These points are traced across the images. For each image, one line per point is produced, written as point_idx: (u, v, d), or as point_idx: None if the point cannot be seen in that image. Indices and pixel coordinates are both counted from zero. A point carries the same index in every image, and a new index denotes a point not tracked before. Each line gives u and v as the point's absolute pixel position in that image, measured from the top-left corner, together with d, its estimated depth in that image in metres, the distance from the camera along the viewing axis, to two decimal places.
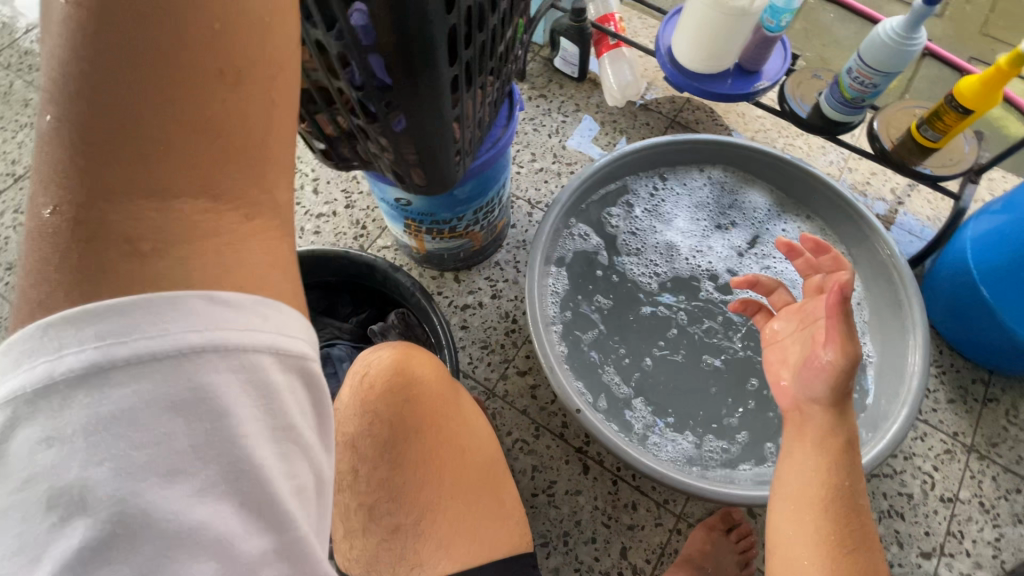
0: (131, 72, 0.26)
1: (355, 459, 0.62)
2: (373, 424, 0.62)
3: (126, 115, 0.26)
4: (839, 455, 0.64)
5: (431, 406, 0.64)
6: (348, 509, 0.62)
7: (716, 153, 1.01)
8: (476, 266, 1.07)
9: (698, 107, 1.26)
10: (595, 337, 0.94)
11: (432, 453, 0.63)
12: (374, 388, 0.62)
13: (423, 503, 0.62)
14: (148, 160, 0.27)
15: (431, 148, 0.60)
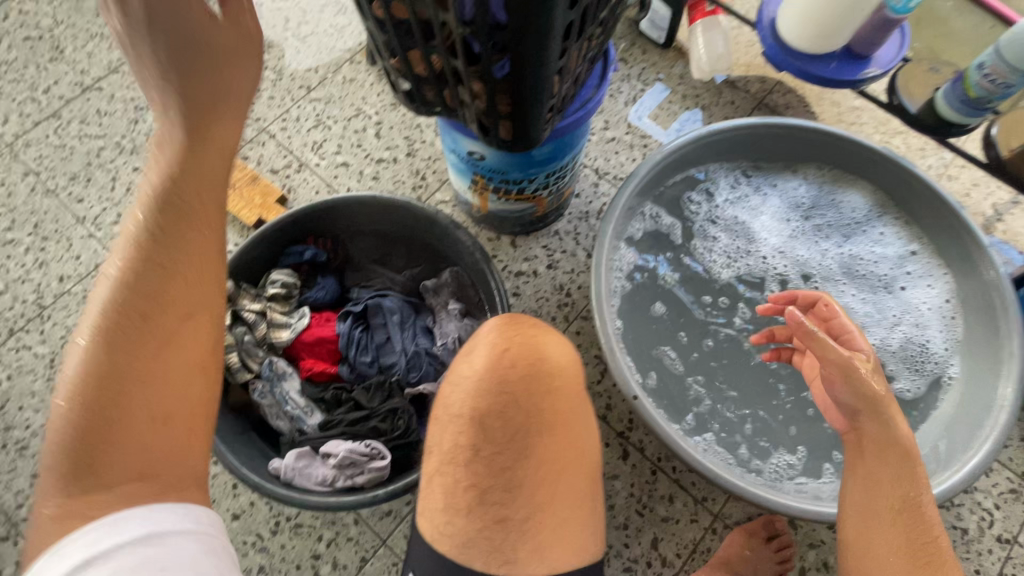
0: (109, 403, 0.42)
1: (477, 437, 0.52)
2: (508, 406, 0.52)
3: (105, 428, 0.42)
4: (899, 463, 0.63)
5: (572, 401, 0.54)
6: (455, 486, 0.52)
7: (817, 147, 0.93)
8: (535, 233, 1.03)
9: (789, 90, 1.16)
10: (654, 321, 0.89)
11: (563, 452, 0.53)
12: (514, 368, 0.54)
13: (538, 499, 0.52)
14: (112, 457, 0.42)
15: (528, 100, 0.55)
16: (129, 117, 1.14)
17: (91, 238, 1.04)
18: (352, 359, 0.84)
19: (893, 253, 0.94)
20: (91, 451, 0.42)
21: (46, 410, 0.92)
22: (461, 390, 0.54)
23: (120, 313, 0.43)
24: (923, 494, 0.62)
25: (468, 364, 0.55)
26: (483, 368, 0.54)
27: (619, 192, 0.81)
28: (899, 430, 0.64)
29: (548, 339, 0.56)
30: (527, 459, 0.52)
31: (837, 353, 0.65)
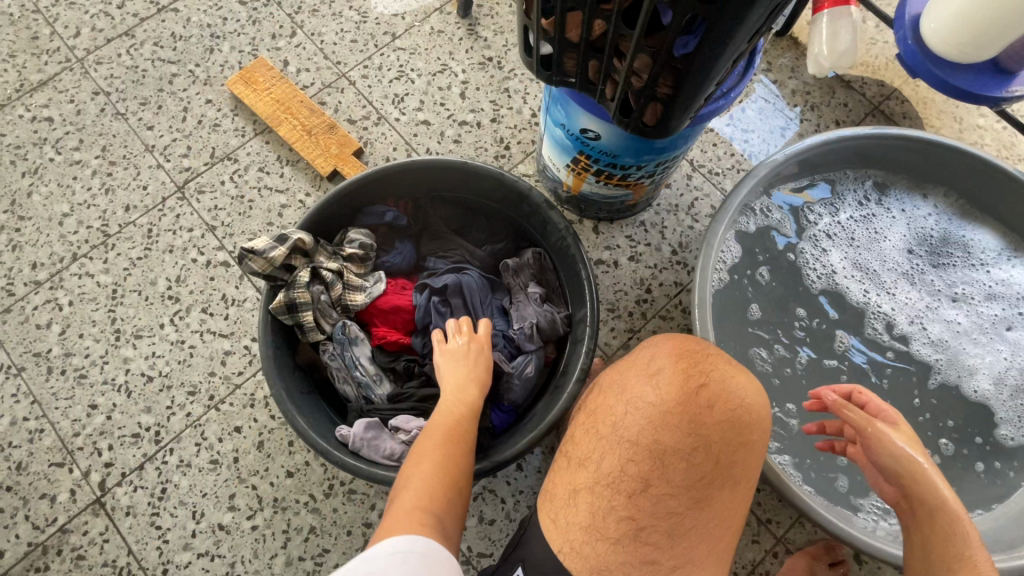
0: (443, 464, 0.60)
1: (654, 471, 0.49)
2: (698, 451, 0.49)
3: (439, 480, 0.59)
4: (947, 527, 0.56)
5: (755, 456, 0.52)
6: (609, 513, 0.50)
7: (950, 167, 0.86)
8: (621, 221, 0.97)
9: (908, 98, 1.07)
10: (744, 331, 0.84)
11: (731, 505, 0.51)
12: (711, 412, 0.50)
13: (692, 549, 0.50)
14: (433, 503, 0.57)
15: (694, 85, 0.49)
16: (204, 45, 1.08)
17: (160, 168, 1.00)
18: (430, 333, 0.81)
19: (1008, 294, 0.88)
20: (433, 500, 0.57)
21: (106, 341, 0.91)
22: (639, 417, 0.51)
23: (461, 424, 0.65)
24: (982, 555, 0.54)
25: (654, 390, 0.51)
26: (672, 401, 0.51)
27: (732, 193, 0.76)
28: (940, 491, 0.58)
29: (740, 378, 0.52)
30: (701, 508, 0.49)
31: (865, 423, 0.65)
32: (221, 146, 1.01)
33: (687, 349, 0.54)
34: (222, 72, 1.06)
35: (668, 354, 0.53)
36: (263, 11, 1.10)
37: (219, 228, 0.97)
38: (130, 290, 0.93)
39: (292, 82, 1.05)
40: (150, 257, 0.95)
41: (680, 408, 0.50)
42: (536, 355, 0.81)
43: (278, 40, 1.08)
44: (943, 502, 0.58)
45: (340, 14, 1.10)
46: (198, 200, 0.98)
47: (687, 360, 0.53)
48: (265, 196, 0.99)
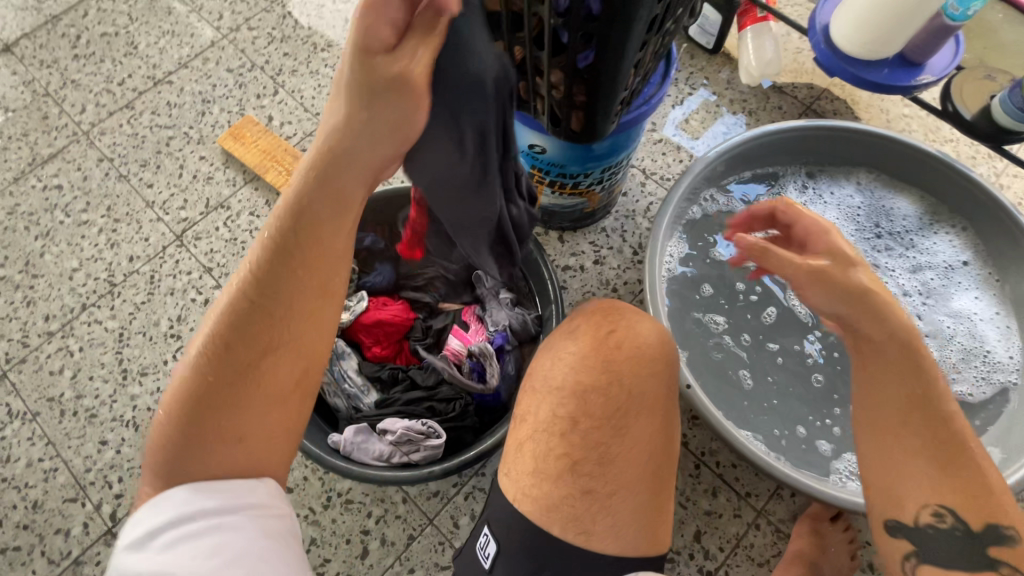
0: (251, 342, 0.50)
1: (579, 410, 0.56)
2: (612, 384, 0.56)
3: (241, 372, 0.50)
4: (903, 360, 0.56)
5: (667, 385, 0.58)
6: (548, 453, 0.56)
7: (867, 149, 0.95)
8: (583, 229, 1.05)
9: (836, 97, 1.17)
10: (699, 315, 0.91)
11: (653, 431, 0.56)
12: (620, 350, 0.58)
13: (628, 477, 0.54)
14: (231, 402, 0.50)
15: (604, 92, 0.58)
16: (196, 109, 1.20)
17: (160, 221, 1.10)
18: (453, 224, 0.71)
19: (948, 254, 0.92)
20: (224, 395, 0.50)
21: (114, 381, 0.97)
22: (563, 365, 0.58)
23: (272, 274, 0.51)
24: (936, 388, 0.56)
25: (573, 342, 0.59)
26: (587, 347, 0.58)
27: (671, 191, 0.84)
28: (899, 320, 0.55)
29: (645, 322, 0.61)
30: (624, 435, 0.55)
31: (800, 264, 0.55)
32: (214, 196, 1.11)
33: (606, 309, 0.62)
34: (213, 131, 1.18)
35: (584, 312, 0.62)
36: (248, 76, 1.23)
37: (215, 268, 1.05)
38: (135, 332, 1.01)
39: (276, 134, 1.16)
40: (153, 300, 1.03)
41: (596, 352, 0.58)
42: (513, 354, 0.88)
43: (262, 99, 1.20)
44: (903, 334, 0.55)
45: (317, 71, 1.23)
46: (196, 246, 1.07)
47: (601, 311, 0.61)
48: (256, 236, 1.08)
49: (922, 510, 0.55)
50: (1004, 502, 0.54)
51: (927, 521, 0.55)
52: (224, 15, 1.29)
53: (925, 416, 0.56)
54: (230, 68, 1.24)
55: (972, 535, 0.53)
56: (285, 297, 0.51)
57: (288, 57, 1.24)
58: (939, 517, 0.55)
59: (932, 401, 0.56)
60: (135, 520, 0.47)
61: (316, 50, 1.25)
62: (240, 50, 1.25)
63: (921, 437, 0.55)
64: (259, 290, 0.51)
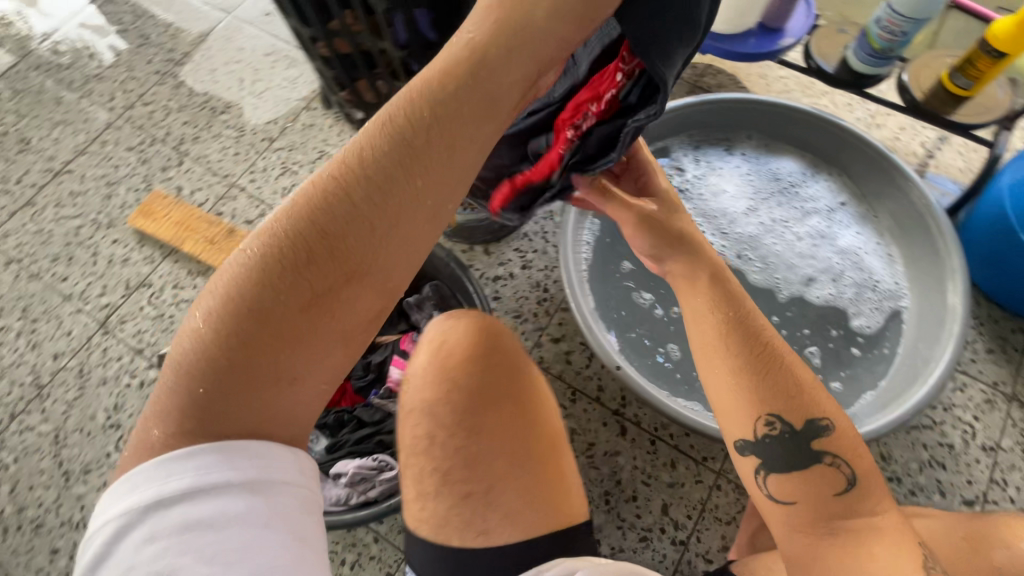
0: (342, 263, 0.44)
1: (432, 425, 0.62)
2: (451, 390, 0.62)
3: (326, 299, 0.44)
4: (711, 288, 0.66)
5: (502, 374, 0.64)
6: (423, 474, 0.61)
7: (743, 115, 1.00)
8: (506, 238, 1.08)
9: (719, 71, 1.24)
10: (624, 296, 0.94)
11: (500, 420, 0.61)
12: (453, 358, 0.64)
13: (492, 469, 0.60)
14: (306, 332, 0.44)
15: None
16: (101, 193, 1.18)
17: (80, 312, 1.07)
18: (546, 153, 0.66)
19: (831, 198, 1.00)
20: (307, 322, 0.44)
21: (56, 485, 0.94)
22: (411, 390, 0.65)
23: (370, 188, 0.44)
24: (742, 308, 0.65)
25: (413, 367, 0.66)
26: (426, 366, 0.65)
27: None
28: (709, 251, 0.68)
29: (467, 322, 0.68)
30: (477, 434, 0.61)
31: (631, 211, 0.69)
32: (134, 276, 1.10)
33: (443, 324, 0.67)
34: (123, 212, 1.16)
35: (424, 335, 0.69)
36: (150, 151, 1.22)
37: (146, 348, 1.03)
38: (71, 430, 0.97)
39: (187, 203, 1.15)
40: (85, 394, 1.00)
41: (436, 367, 0.65)
42: None
43: (168, 171, 1.20)
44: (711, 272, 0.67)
45: (220, 134, 1.23)
46: (122, 330, 1.05)
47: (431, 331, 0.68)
48: (183, 308, 1.06)
49: (760, 423, 0.61)
50: (809, 389, 0.61)
51: (764, 432, 0.61)
52: (116, 95, 1.28)
53: (737, 329, 0.63)
54: (130, 147, 1.23)
55: (796, 432, 0.60)
56: (386, 214, 0.44)
57: (188, 125, 1.24)
58: (772, 425, 0.61)
59: (738, 313, 0.64)
60: (151, 472, 0.43)
61: (215, 113, 1.25)
62: (138, 126, 1.24)
63: (740, 356, 0.62)
64: (367, 193, 0.44)
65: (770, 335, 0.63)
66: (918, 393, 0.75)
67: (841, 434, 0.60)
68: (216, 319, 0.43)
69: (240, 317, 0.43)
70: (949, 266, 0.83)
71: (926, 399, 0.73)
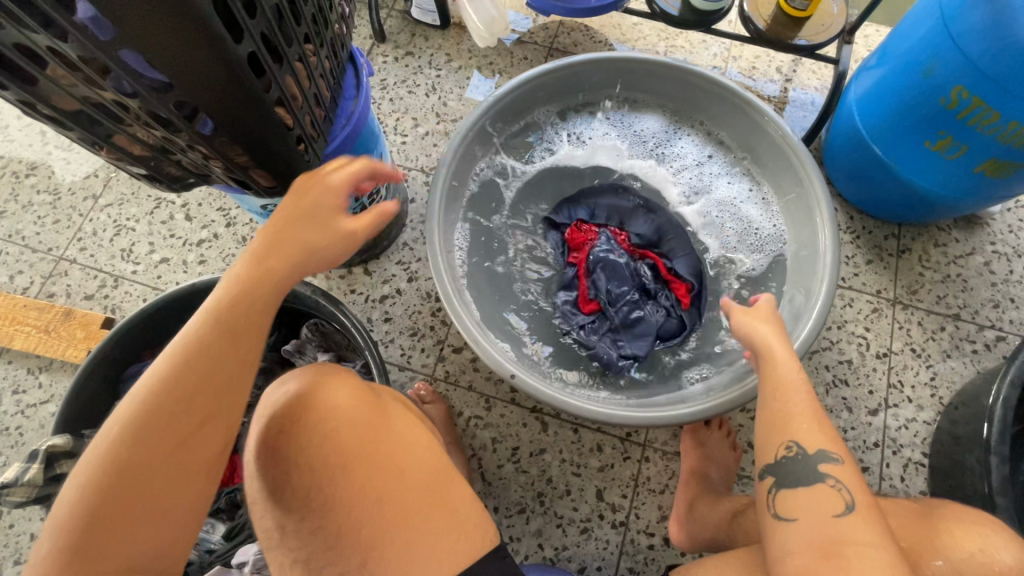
0: (194, 409, 0.48)
1: (279, 514, 0.55)
2: (289, 471, 0.55)
3: (189, 440, 0.48)
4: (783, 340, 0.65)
5: (346, 436, 0.56)
6: (286, 565, 0.55)
7: (602, 73, 0.95)
8: (385, 253, 1.00)
9: (573, 28, 1.19)
10: (514, 293, 0.90)
11: (353, 491, 0.55)
12: (282, 431, 0.56)
13: (359, 542, 0.53)
14: (166, 475, 0.47)
15: (261, 136, 0.53)
16: None
17: None
18: (652, 264, 0.91)
19: (699, 150, 0.98)
20: (159, 466, 0.47)
21: None
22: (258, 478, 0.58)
23: (212, 343, 0.50)
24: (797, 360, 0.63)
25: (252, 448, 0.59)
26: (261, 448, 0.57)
27: (431, 195, 0.81)
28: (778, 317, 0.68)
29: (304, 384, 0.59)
30: (326, 515, 0.54)
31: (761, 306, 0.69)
32: None
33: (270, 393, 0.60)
34: None
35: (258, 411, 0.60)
36: None
37: None
38: None
39: (7, 292, 0.99)
40: None
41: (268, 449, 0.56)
42: None
43: None
44: (766, 341, 0.65)
45: (31, 203, 1.05)
46: None
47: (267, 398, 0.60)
48: (31, 414, 0.92)
49: (778, 447, 0.59)
50: (813, 421, 0.58)
51: (782, 454, 0.58)
52: None
53: (780, 383, 0.61)
54: None
55: (809, 456, 0.57)
56: (227, 363, 0.50)
57: None
58: (789, 449, 0.58)
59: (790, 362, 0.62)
60: None
61: (20, 178, 1.07)
62: None
63: (787, 399, 0.60)
64: (217, 345, 0.50)
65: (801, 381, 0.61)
66: (803, 331, 0.75)
67: (842, 470, 0.56)
68: (90, 472, 0.46)
69: (110, 470, 0.45)
70: (816, 204, 0.83)
71: (811, 335, 0.74)
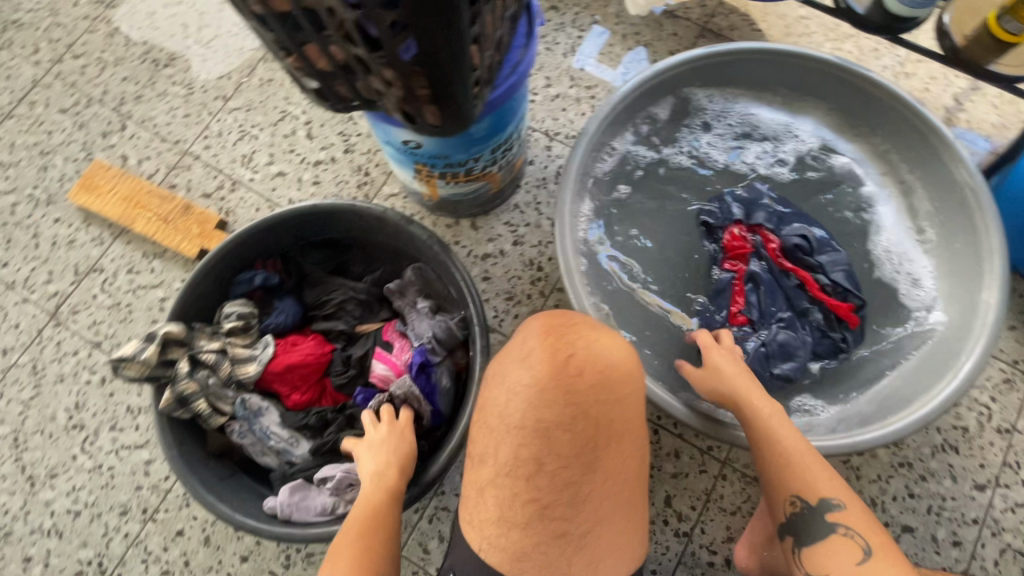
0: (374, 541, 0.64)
1: (543, 451, 0.49)
2: (577, 419, 0.48)
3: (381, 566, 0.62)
4: (747, 397, 0.68)
5: (633, 406, 0.51)
6: (513, 499, 0.50)
7: (776, 66, 0.87)
8: (495, 211, 0.98)
9: (732, 10, 1.09)
10: (624, 278, 0.87)
11: (621, 461, 0.51)
12: (581, 378, 0.48)
13: (598, 512, 0.51)
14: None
15: (450, 73, 0.50)
16: (37, 164, 1.05)
17: (28, 302, 0.97)
18: (799, 285, 0.82)
19: (860, 165, 0.91)
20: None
21: (22, 491, 0.89)
22: (520, 401, 0.50)
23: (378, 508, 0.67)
24: (770, 418, 0.66)
25: (528, 371, 0.51)
26: (546, 377, 0.49)
27: (570, 157, 0.77)
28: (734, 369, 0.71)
29: (603, 339, 0.52)
30: (594, 473, 0.50)
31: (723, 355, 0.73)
32: (83, 260, 0.99)
33: (553, 325, 0.54)
34: (62, 186, 1.04)
35: (537, 336, 0.53)
36: (87, 113, 1.07)
37: (104, 341, 0.95)
38: (32, 433, 0.91)
39: (134, 175, 1.02)
40: (43, 392, 0.93)
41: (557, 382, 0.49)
42: (445, 365, 0.83)
43: (110, 137, 1.06)
44: (736, 397, 0.69)
45: (165, 93, 1.08)
46: (75, 320, 0.96)
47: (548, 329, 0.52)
48: (141, 296, 0.97)
49: (784, 505, 0.63)
50: (807, 470, 0.63)
51: (789, 511, 0.63)
52: (41, 47, 1.11)
53: (768, 445, 0.65)
54: (63, 109, 1.07)
55: (814, 508, 0.61)
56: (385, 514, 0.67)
57: (128, 82, 1.09)
58: (793, 504, 0.62)
59: (761, 426, 0.66)
60: None
61: (159, 67, 1.09)
62: (70, 84, 1.09)
63: (774, 464, 0.64)
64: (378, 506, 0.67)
65: (785, 433, 0.65)
66: (948, 387, 0.71)
67: (848, 514, 0.59)
68: None
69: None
70: (987, 261, 0.77)
71: (954, 396, 0.70)
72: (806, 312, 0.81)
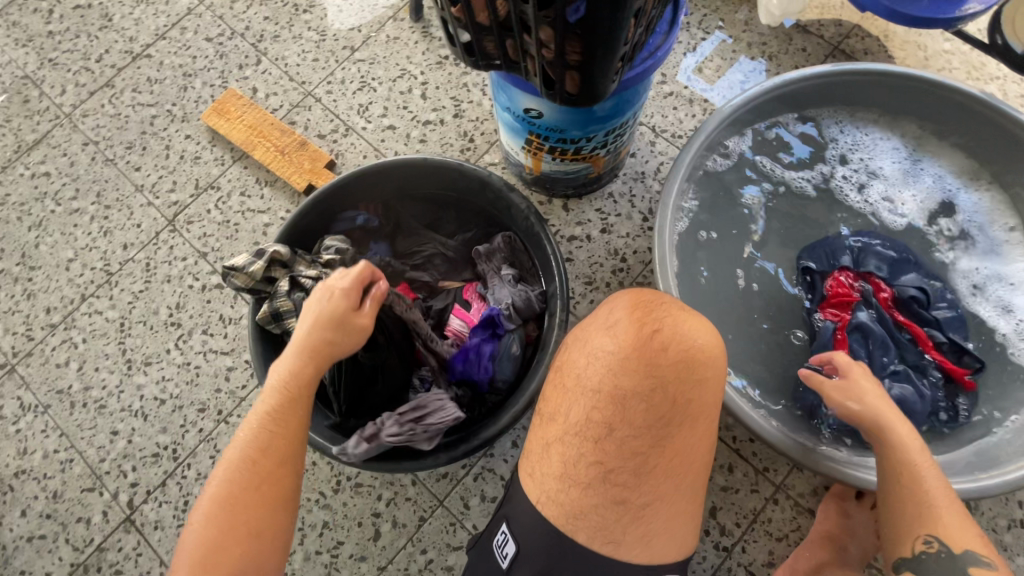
0: (251, 476, 0.58)
1: (616, 415, 0.52)
2: (655, 390, 0.51)
3: (256, 502, 0.57)
4: (892, 426, 0.64)
5: (711, 391, 0.53)
6: (578, 457, 0.53)
7: (912, 95, 0.90)
8: (589, 196, 0.99)
9: (869, 34, 1.05)
10: (709, 282, 0.89)
11: (691, 442, 0.53)
12: (666, 353, 0.52)
13: (661, 488, 0.52)
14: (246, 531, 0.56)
15: (605, 43, 0.51)
16: (178, 84, 1.14)
17: (151, 206, 1.07)
18: (911, 340, 0.81)
19: (985, 214, 0.91)
20: (238, 531, 0.56)
21: (119, 371, 0.98)
22: (601, 366, 0.54)
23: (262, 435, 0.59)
24: (915, 453, 0.62)
25: (613, 338, 0.54)
26: (630, 347, 0.53)
27: (682, 151, 0.80)
28: (877, 395, 0.67)
29: (692, 321, 0.54)
30: (663, 447, 0.52)
31: (863, 375, 0.69)
32: (203, 176, 1.08)
33: (642, 301, 0.57)
34: (197, 107, 1.13)
35: (625, 310, 0.56)
36: (229, 44, 1.16)
37: (210, 253, 1.03)
38: (135, 322, 1.00)
39: (261, 107, 1.10)
40: (150, 289, 1.02)
41: (640, 353, 0.53)
42: (517, 333, 0.85)
43: (244, 70, 1.14)
44: (880, 421, 0.65)
45: (300, 36, 1.15)
46: (188, 230, 1.04)
47: (638, 303, 0.56)
48: (249, 218, 1.04)
49: (915, 541, 0.60)
50: (952, 515, 0.59)
51: (920, 548, 0.59)
52: None
53: (910, 478, 0.61)
54: (209, 37, 1.17)
55: (954, 556, 0.57)
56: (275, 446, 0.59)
57: (269, 21, 1.16)
58: (928, 544, 0.58)
59: (905, 457, 0.62)
60: None
61: (298, 11, 1.16)
62: (219, 16, 1.18)
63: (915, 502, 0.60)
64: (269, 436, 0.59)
65: (935, 474, 0.61)
66: None
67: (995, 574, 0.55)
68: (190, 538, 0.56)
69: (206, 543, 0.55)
70: None
71: None
72: (923, 368, 0.80)
